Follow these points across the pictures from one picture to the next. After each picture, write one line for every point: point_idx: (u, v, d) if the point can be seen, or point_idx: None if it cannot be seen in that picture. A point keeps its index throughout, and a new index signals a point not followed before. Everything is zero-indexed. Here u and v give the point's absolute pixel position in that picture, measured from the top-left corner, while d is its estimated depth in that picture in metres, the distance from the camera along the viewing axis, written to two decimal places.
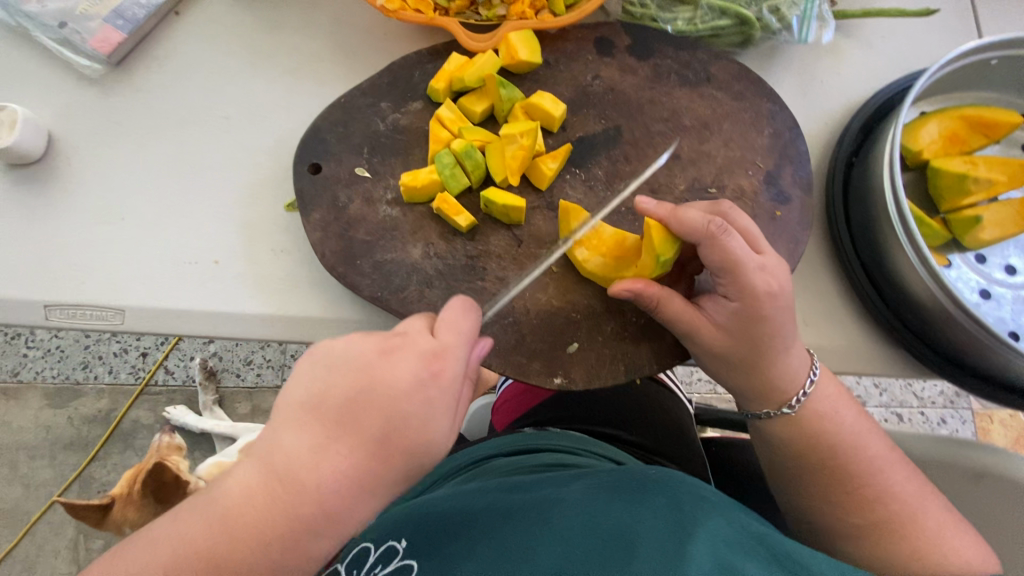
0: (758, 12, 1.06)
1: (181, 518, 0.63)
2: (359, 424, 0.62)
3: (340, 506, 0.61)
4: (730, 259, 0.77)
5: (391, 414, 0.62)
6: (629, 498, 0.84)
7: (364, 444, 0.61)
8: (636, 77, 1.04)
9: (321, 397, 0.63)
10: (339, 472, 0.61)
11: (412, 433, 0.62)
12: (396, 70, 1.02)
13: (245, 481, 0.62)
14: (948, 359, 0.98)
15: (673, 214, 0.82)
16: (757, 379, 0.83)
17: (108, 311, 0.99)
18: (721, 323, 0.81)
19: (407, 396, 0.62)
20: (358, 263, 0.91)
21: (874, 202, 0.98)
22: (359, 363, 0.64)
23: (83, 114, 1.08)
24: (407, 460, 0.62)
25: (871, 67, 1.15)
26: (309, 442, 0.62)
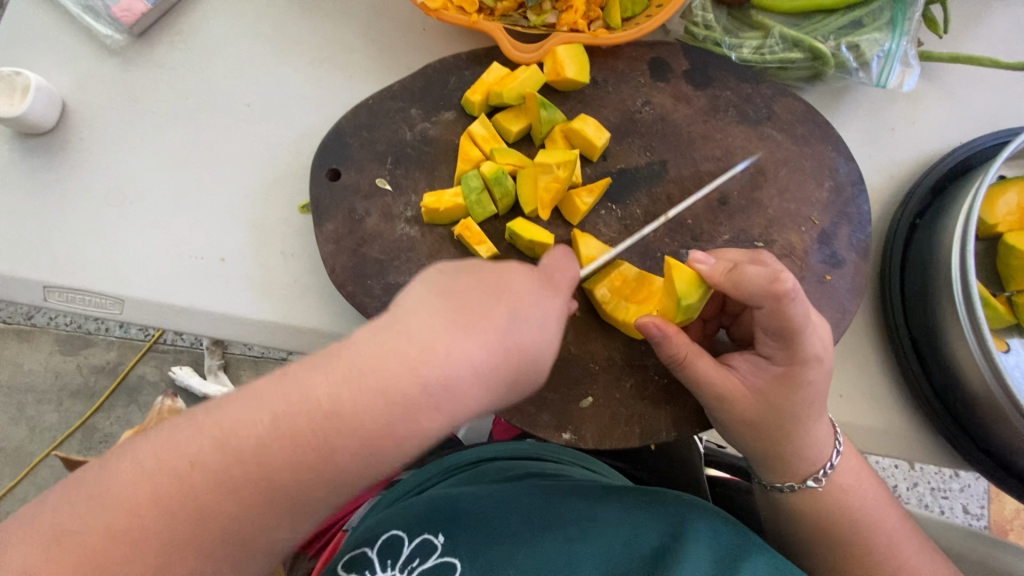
0: (835, 47, 0.95)
1: (281, 378, 0.53)
2: (491, 317, 0.57)
3: (466, 389, 0.55)
4: (791, 325, 0.67)
5: (517, 316, 0.58)
6: (664, 517, 0.84)
7: (493, 337, 0.56)
8: (690, 107, 0.95)
9: (455, 288, 0.59)
10: (470, 355, 0.55)
11: (531, 339, 0.59)
12: (430, 74, 0.94)
13: (369, 351, 0.53)
14: (991, 456, 0.89)
15: (731, 270, 0.72)
16: (782, 447, 0.74)
17: (107, 299, 0.95)
18: (758, 387, 0.73)
19: (530, 306, 0.60)
20: (368, 283, 0.86)
21: (936, 275, 0.88)
22: (488, 270, 0.61)
23: (99, 87, 1.03)
24: (523, 363, 0.59)
25: (951, 119, 1.04)
26: (444, 322, 0.55)
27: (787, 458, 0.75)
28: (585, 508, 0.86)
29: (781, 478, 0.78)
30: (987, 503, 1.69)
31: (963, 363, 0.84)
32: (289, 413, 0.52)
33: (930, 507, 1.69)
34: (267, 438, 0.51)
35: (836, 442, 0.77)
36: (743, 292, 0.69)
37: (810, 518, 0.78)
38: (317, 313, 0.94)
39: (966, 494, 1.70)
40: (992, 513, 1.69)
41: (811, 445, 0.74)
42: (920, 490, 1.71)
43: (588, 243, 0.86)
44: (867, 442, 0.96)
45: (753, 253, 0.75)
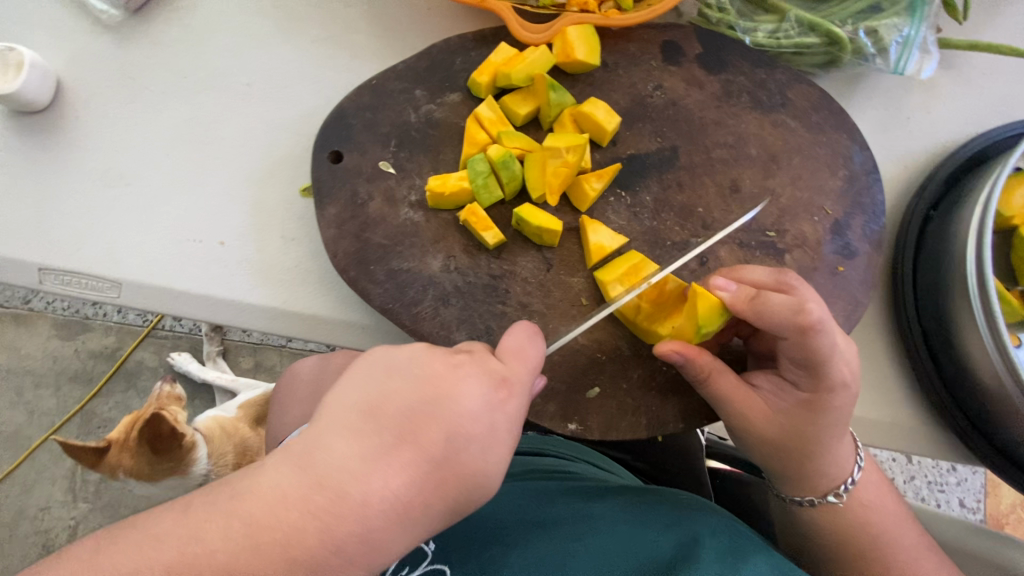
0: (853, 32, 0.93)
1: (181, 517, 0.47)
2: (418, 438, 0.51)
3: (386, 531, 0.49)
4: (819, 355, 0.64)
5: (451, 434, 0.52)
6: (661, 517, 0.85)
7: (421, 463, 0.50)
8: (702, 92, 0.93)
9: (380, 402, 0.52)
10: (390, 490, 0.49)
11: (470, 459, 0.52)
12: (436, 54, 0.91)
13: (278, 483, 0.48)
14: (1000, 451, 0.88)
15: (755, 299, 0.68)
16: (805, 464, 0.73)
17: (104, 282, 0.93)
18: (780, 408, 0.71)
19: (472, 419, 0.53)
20: (371, 268, 0.84)
21: (951, 268, 0.86)
22: (421, 375, 0.54)
23: (95, 64, 1.00)
24: (463, 487, 0.52)
25: (968, 108, 1.02)
26: (361, 450, 0.49)
27: (808, 473, 0.74)
28: (582, 509, 0.88)
29: (800, 493, 0.77)
30: (984, 497, 1.69)
31: (976, 357, 0.83)
32: (186, 566, 0.45)
33: (927, 500, 1.69)
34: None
35: (857, 459, 0.76)
36: (769, 322, 0.66)
37: (815, 510, 0.77)
38: (318, 299, 0.92)
39: (963, 488, 1.70)
40: (988, 507, 1.69)
41: (834, 461, 0.73)
42: (917, 483, 1.71)
43: (597, 231, 0.84)
44: (874, 435, 0.94)
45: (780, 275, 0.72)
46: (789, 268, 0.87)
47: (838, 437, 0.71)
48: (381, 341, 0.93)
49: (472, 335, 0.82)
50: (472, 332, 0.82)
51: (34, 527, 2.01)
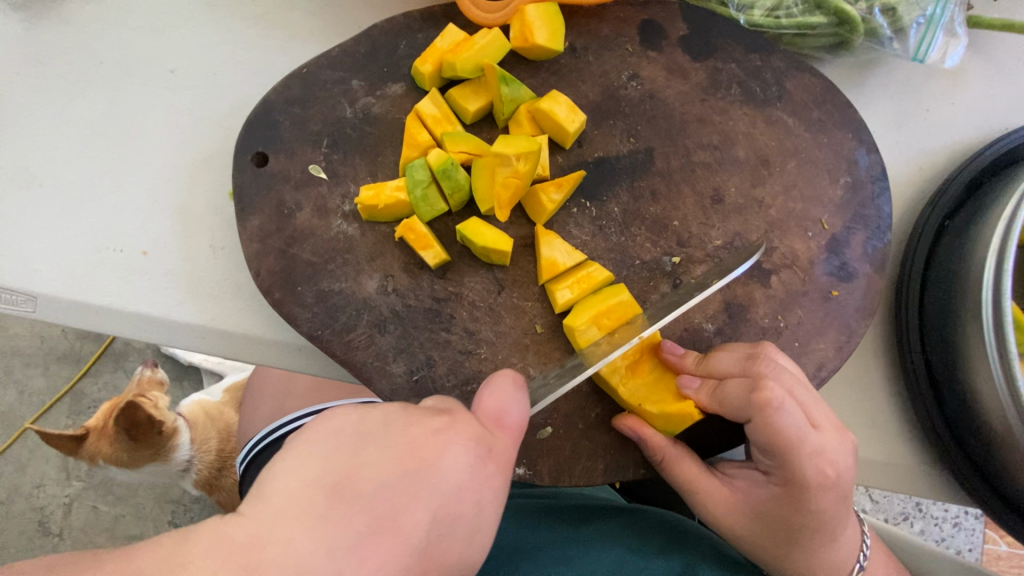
0: (867, 10, 0.79)
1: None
2: (399, 524, 0.40)
3: None
4: (782, 441, 0.57)
5: (438, 514, 0.42)
6: (655, 542, 0.83)
7: (400, 559, 0.40)
8: (684, 82, 0.80)
9: (348, 480, 0.41)
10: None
11: (456, 547, 0.43)
12: (377, 37, 0.79)
13: None
14: (1004, 499, 0.79)
15: (716, 389, 0.64)
16: (791, 558, 0.63)
17: (18, 295, 0.84)
18: (755, 504, 0.62)
19: (461, 496, 0.44)
20: (298, 290, 0.74)
21: (964, 296, 0.75)
22: (399, 443, 0.43)
23: (4, 45, 0.89)
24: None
25: (997, 102, 0.87)
26: (326, 545, 0.38)
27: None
28: (569, 531, 0.85)
29: None
30: None
31: (984, 399, 0.73)
32: None
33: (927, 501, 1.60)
34: None
35: (861, 552, 0.68)
36: (729, 410, 0.62)
37: None
38: (249, 317, 0.83)
39: None
40: None
41: (824, 564, 0.64)
42: None
43: (550, 242, 0.73)
44: (868, 475, 0.84)
45: (752, 350, 0.65)
46: (776, 293, 0.76)
47: (831, 534, 0.62)
48: (320, 362, 0.84)
49: (410, 366, 0.73)
50: (411, 362, 0.73)
51: (29, 504, 1.98)
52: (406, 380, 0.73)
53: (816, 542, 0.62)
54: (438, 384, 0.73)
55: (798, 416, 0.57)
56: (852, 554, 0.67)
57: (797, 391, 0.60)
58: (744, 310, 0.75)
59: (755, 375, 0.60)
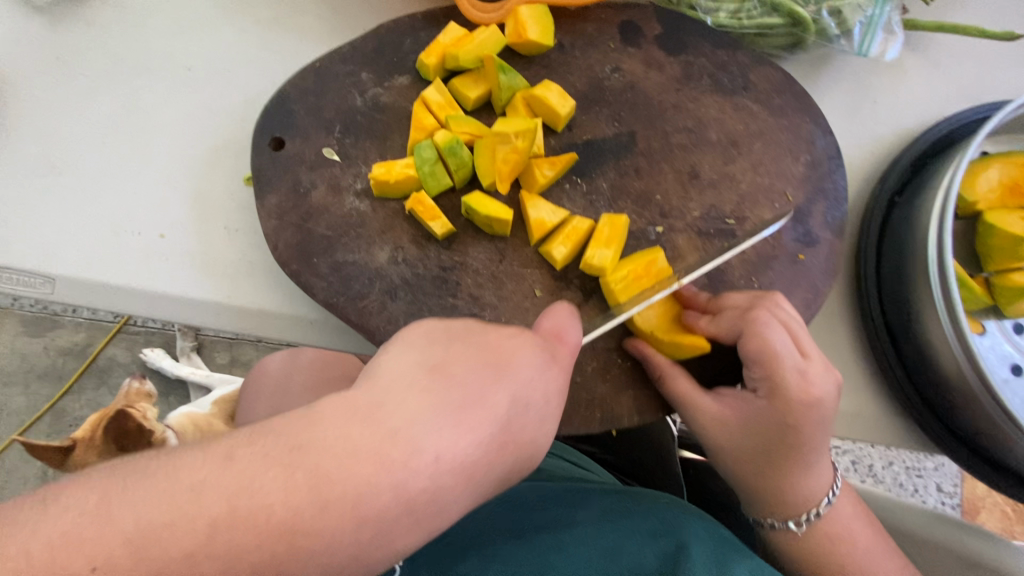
0: (816, 12, 0.89)
1: (221, 467, 0.41)
2: (488, 399, 0.46)
3: (445, 496, 0.44)
4: (768, 349, 0.69)
5: (517, 397, 0.48)
6: (644, 525, 0.86)
7: (488, 427, 0.46)
8: (661, 74, 0.89)
9: (443, 361, 0.48)
10: (459, 451, 0.45)
11: (530, 428, 0.50)
12: (383, 35, 0.87)
13: (334, 436, 0.43)
14: (958, 438, 0.89)
15: (714, 318, 0.76)
16: (765, 475, 0.74)
17: (38, 278, 0.88)
18: (742, 418, 0.72)
19: (532, 386, 0.50)
20: (314, 261, 0.80)
21: (913, 256, 0.84)
22: (483, 342, 0.50)
23: (26, 47, 0.94)
24: (518, 457, 0.49)
25: (935, 93, 0.99)
26: (430, 407, 0.45)
27: (769, 495, 0.76)
28: (562, 516, 0.90)
29: (762, 515, 0.80)
30: (958, 480, 1.68)
31: (937, 347, 0.81)
32: (231, 521, 0.39)
33: (902, 484, 1.69)
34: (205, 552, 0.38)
35: (830, 490, 0.77)
36: (723, 333, 0.75)
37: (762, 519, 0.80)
38: (262, 293, 0.88)
39: (939, 471, 1.69)
40: (963, 491, 1.69)
41: (793, 489, 0.74)
42: (894, 468, 1.70)
43: (536, 205, 0.81)
44: (838, 428, 0.92)
45: (758, 293, 0.76)
46: (750, 257, 0.84)
47: (805, 459, 0.72)
48: (332, 336, 0.89)
49: None
50: None
51: None
52: None
53: (791, 461, 0.72)
54: None
55: (784, 339, 0.68)
56: (822, 485, 0.76)
57: (789, 323, 0.71)
58: (722, 273, 0.83)
59: (751, 307, 0.73)
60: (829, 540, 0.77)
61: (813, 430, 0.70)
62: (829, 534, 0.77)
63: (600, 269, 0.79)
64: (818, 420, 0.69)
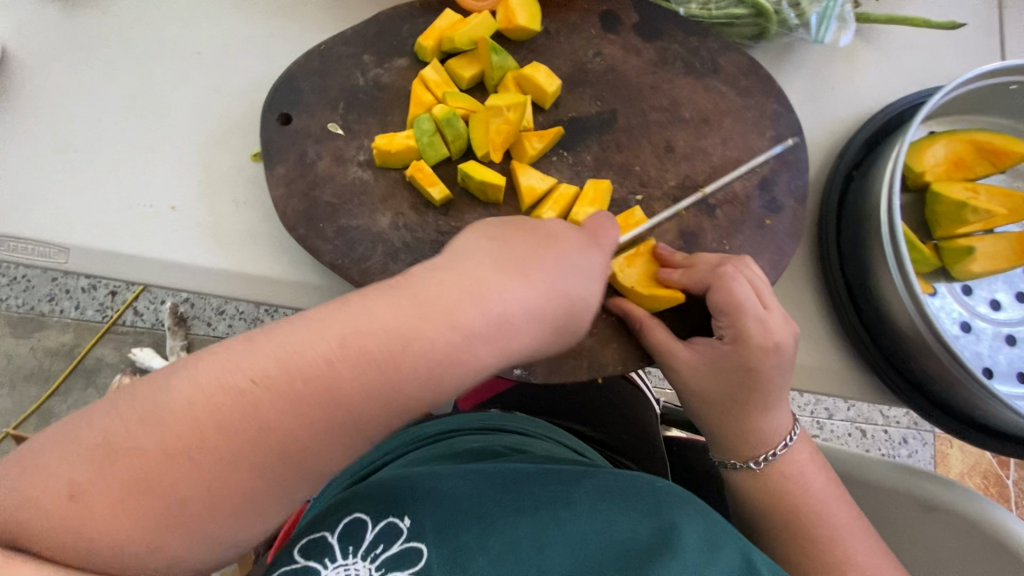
0: (777, 3, 0.98)
1: (340, 309, 0.57)
2: (541, 266, 0.63)
3: (513, 334, 0.60)
4: (734, 300, 0.77)
5: (564, 267, 0.65)
6: (640, 503, 0.83)
7: (541, 286, 0.62)
8: (639, 59, 0.98)
9: (505, 242, 0.65)
10: (520, 298, 0.61)
11: (578, 290, 0.66)
12: (383, 21, 0.94)
13: (432, 284, 0.59)
14: (915, 389, 0.96)
15: (687, 270, 0.84)
16: (731, 417, 0.82)
17: (52, 248, 0.92)
18: (710, 363, 0.80)
19: (577, 261, 0.67)
20: (320, 226, 0.86)
21: (868, 219, 0.93)
22: (538, 228, 0.68)
23: (40, 33, 1.00)
24: (569, 312, 0.65)
25: (886, 78, 1.09)
26: (499, 268, 0.62)
27: (734, 437, 0.83)
28: (558, 489, 0.85)
29: (725, 458, 0.86)
30: None
31: (892, 301, 0.90)
32: (355, 338, 0.55)
33: None
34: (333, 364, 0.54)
35: (790, 433, 0.84)
36: (695, 285, 0.82)
37: (735, 469, 0.87)
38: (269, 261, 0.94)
39: None
40: None
41: (754, 431, 0.82)
42: None
43: (526, 173, 0.88)
44: (806, 383, 1.00)
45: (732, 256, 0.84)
46: (721, 222, 0.92)
47: (764, 402, 0.80)
48: (334, 301, 0.95)
49: None
50: None
51: None
52: None
53: (750, 404, 0.80)
54: None
55: (748, 292, 0.77)
56: (780, 429, 0.83)
57: (753, 280, 0.79)
58: (696, 236, 0.91)
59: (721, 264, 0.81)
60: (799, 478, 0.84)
61: (773, 374, 0.78)
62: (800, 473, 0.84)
63: None
64: (777, 364, 0.78)
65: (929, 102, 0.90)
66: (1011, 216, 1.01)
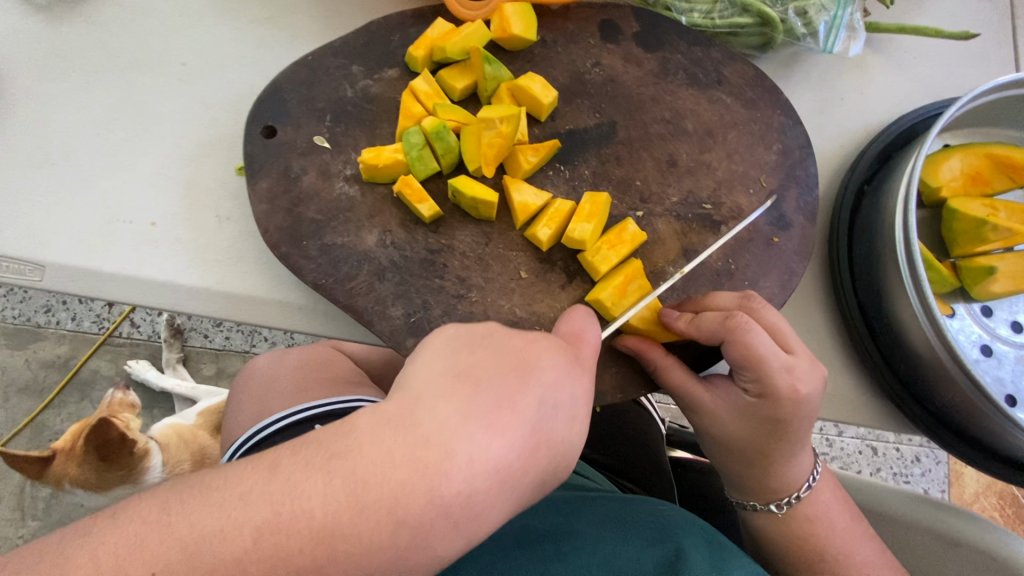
0: (783, 13, 0.95)
1: (267, 477, 0.47)
2: (516, 403, 0.50)
3: (485, 495, 0.48)
4: (753, 355, 0.68)
5: (542, 400, 0.52)
6: (642, 530, 0.79)
7: (519, 429, 0.49)
8: (640, 69, 0.94)
9: (469, 369, 0.52)
10: (492, 456, 0.48)
11: (561, 429, 0.53)
12: (373, 31, 0.91)
13: (376, 442, 0.47)
14: (933, 416, 0.90)
15: (693, 318, 0.75)
16: (755, 461, 0.77)
17: (27, 265, 0.88)
18: (730, 410, 0.75)
19: (558, 386, 0.53)
20: (304, 244, 0.82)
21: (881, 237, 0.87)
22: (505, 348, 0.54)
23: (23, 44, 0.97)
24: (550, 458, 0.52)
25: (898, 89, 1.05)
26: (462, 413, 0.49)
27: (755, 482, 0.79)
28: (559, 525, 0.82)
29: (742, 498, 0.83)
30: None
31: (908, 324, 0.85)
32: (277, 526, 0.44)
33: None
34: (257, 556, 0.44)
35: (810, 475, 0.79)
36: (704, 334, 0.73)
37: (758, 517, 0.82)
38: (253, 278, 0.90)
39: None
40: None
41: (774, 476, 0.77)
42: None
43: (519, 188, 0.84)
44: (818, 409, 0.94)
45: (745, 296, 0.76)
46: (726, 239, 0.88)
47: (788, 450, 0.75)
48: (320, 321, 0.90)
49: (408, 310, 0.80)
50: (408, 307, 0.81)
51: None
52: (404, 322, 0.80)
53: (772, 454, 0.75)
54: (433, 325, 0.80)
55: (769, 343, 0.68)
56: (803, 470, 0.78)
57: (774, 325, 0.72)
58: (701, 255, 0.87)
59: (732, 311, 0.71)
60: (810, 518, 0.79)
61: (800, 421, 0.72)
62: (809, 513, 0.79)
63: (580, 242, 0.82)
64: (801, 416, 0.71)
65: (945, 115, 0.86)
66: None
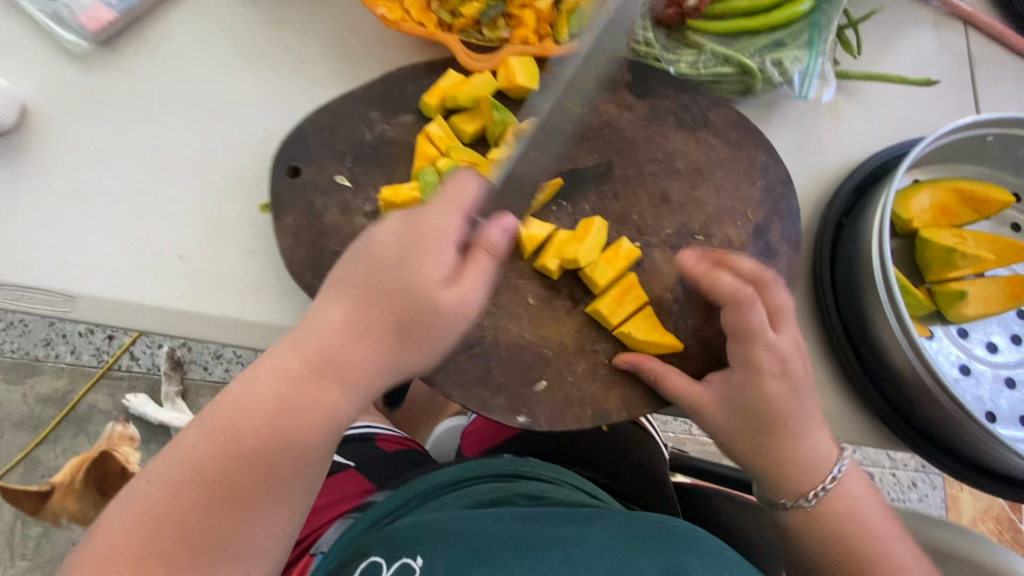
0: (762, 63, 1.05)
1: (252, 382, 0.69)
2: (369, 279, 0.69)
3: (337, 357, 0.69)
4: (744, 330, 0.80)
5: (390, 264, 0.69)
6: (649, 543, 0.82)
7: (371, 292, 0.69)
8: (633, 114, 1.03)
9: (375, 242, 0.71)
10: (335, 325, 0.69)
11: (432, 289, 0.68)
12: (390, 81, 0.99)
13: (333, 312, 0.69)
14: (921, 434, 0.95)
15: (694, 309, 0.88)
16: (769, 447, 0.82)
17: (58, 296, 0.94)
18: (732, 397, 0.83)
19: (419, 253, 0.69)
20: (326, 274, 0.87)
21: (861, 265, 0.95)
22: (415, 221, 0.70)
23: (61, 92, 1.04)
24: (410, 311, 0.69)
25: (868, 130, 1.15)
26: (340, 296, 0.70)
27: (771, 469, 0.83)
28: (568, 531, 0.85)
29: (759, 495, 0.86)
30: None
31: (891, 344, 0.91)
32: (275, 402, 0.68)
33: None
34: (260, 430, 0.67)
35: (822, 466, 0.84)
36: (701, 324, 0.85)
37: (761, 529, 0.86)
38: (274, 308, 0.95)
39: None
40: None
41: (787, 461, 0.82)
42: None
43: (526, 222, 0.91)
44: None
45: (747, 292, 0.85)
46: None
47: (795, 428, 0.81)
48: None
49: None
50: None
51: None
52: None
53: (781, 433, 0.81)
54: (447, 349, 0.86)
55: (757, 316, 0.80)
56: (814, 470, 0.83)
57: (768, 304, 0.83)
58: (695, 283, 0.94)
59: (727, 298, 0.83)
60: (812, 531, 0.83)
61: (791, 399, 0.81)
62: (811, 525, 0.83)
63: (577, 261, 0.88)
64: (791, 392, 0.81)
65: (911, 154, 0.95)
66: (999, 260, 1.04)
